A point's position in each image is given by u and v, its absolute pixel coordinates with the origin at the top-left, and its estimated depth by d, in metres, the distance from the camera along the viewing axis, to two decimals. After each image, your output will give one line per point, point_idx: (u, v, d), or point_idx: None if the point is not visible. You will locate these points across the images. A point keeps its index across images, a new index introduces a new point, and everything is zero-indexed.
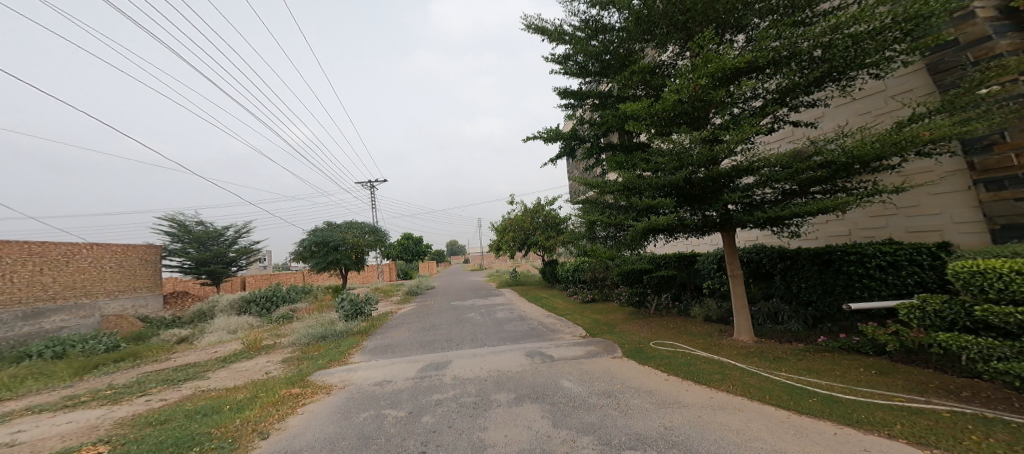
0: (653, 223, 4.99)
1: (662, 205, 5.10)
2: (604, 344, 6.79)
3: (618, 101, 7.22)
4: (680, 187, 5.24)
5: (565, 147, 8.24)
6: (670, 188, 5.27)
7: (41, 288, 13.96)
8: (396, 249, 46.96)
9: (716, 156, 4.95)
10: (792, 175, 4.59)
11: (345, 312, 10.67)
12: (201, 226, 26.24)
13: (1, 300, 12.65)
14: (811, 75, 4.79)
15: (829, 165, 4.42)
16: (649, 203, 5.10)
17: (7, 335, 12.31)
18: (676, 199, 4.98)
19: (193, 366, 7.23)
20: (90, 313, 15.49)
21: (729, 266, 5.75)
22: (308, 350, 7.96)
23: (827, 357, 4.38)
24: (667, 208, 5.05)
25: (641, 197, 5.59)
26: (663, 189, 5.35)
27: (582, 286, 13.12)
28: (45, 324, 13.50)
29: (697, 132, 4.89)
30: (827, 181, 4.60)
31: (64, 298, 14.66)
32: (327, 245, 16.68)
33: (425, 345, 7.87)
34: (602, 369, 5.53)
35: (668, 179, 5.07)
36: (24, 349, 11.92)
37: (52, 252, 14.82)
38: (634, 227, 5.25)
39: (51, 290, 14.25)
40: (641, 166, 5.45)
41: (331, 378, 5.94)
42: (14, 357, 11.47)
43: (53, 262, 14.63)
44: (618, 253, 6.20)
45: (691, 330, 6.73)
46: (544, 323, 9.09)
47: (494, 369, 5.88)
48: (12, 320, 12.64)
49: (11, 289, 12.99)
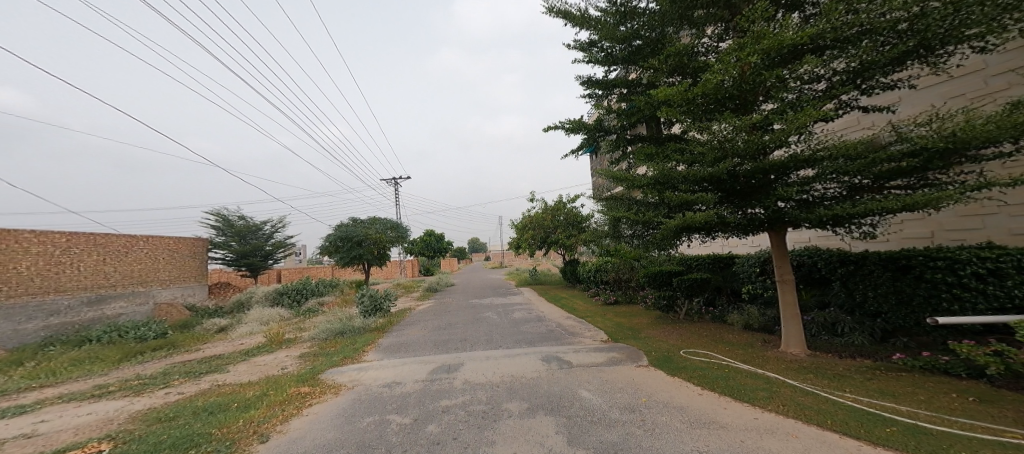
0: (691, 220, 4.41)
1: (701, 200, 4.52)
2: (627, 351, 6.26)
3: (647, 89, 6.59)
4: (722, 181, 4.64)
5: (587, 140, 7.70)
6: (711, 181, 4.67)
7: (103, 277, 15.02)
8: (421, 245, 47.87)
9: (767, 145, 4.33)
10: (866, 166, 3.89)
11: (365, 308, 10.68)
12: (241, 221, 27.60)
13: (69, 286, 13.66)
14: (891, 52, 4.01)
15: (917, 154, 3.68)
16: (686, 198, 4.53)
17: (72, 320, 13.36)
18: (718, 193, 4.39)
19: (216, 358, 7.36)
20: (143, 302, 16.56)
21: (779, 270, 5.10)
22: (325, 346, 7.94)
23: (902, 376, 3.67)
24: (708, 204, 4.46)
25: (675, 191, 5.00)
26: (701, 182, 4.77)
27: (604, 287, 12.54)
28: (105, 310, 14.53)
29: (744, 118, 4.28)
30: (916, 173, 3.83)
31: (122, 287, 15.75)
32: (353, 241, 16.98)
33: (440, 344, 7.63)
34: (625, 379, 5.04)
35: (709, 172, 4.49)
36: (84, 334, 12.86)
37: (114, 243, 15.83)
38: (667, 225, 4.66)
39: (113, 279, 15.39)
40: (676, 158, 4.88)
41: (342, 377, 5.80)
42: (76, 341, 12.41)
43: (114, 252, 15.70)
44: (648, 253, 5.59)
45: (727, 339, 6.07)
46: (564, 325, 8.65)
47: (508, 375, 5.51)
48: (77, 306, 13.69)
49: (77, 277, 13.99)
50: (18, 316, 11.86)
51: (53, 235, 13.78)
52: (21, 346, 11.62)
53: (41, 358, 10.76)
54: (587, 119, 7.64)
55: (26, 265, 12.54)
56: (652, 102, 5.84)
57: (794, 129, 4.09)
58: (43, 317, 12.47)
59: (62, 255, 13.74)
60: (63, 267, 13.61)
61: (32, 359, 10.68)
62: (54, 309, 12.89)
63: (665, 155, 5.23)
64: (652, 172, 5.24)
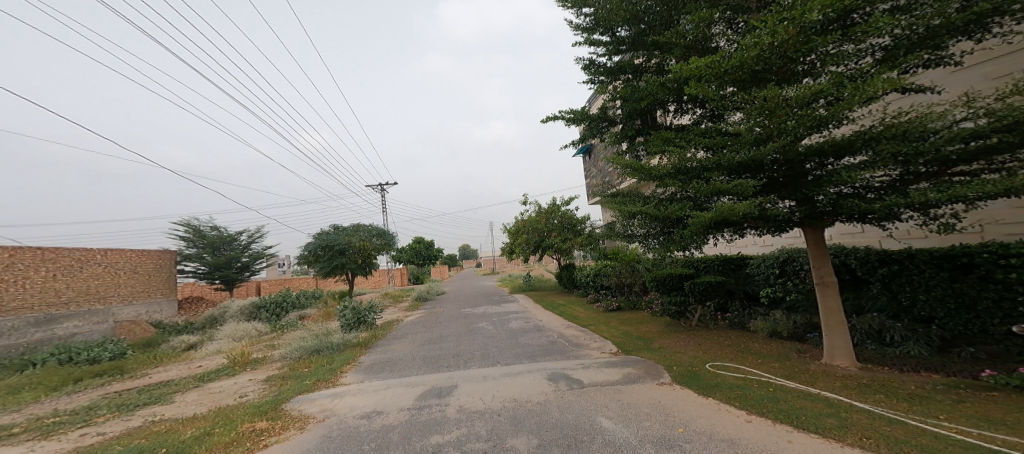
0: (732, 213, 3.65)
1: (740, 189, 3.80)
2: (644, 366, 5.50)
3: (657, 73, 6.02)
4: (758, 167, 3.97)
5: (590, 131, 7.08)
6: (747, 166, 3.97)
7: (54, 294, 13.55)
8: (409, 254, 46.75)
9: (813, 125, 3.59)
10: (945, 145, 3.17)
11: (347, 322, 9.71)
12: (214, 231, 26.01)
13: (13, 305, 12.22)
14: (971, 14, 3.32)
15: (1012, 129, 2.96)
16: (722, 185, 3.80)
17: (17, 342, 11.92)
18: (761, 180, 3.67)
19: (164, 385, 6.27)
20: (103, 320, 15.07)
21: (819, 271, 4.44)
22: (297, 368, 6.94)
23: (999, 399, 3.03)
24: (749, 192, 3.73)
25: (702, 180, 4.29)
26: (734, 170, 4.08)
27: (604, 293, 11.82)
28: (57, 330, 13.05)
29: (801, 89, 3.48)
30: (1004, 153, 3.10)
31: (76, 304, 14.26)
32: (334, 249, 15.89)
33: (428, 362, 6.74)
34: (650, 401, 4.29)
35: (748, 156, 3.78)
36: (29, 357, 11.45)
37: (66, 257, 14.37)
38: (699, 218, 3.91)
39: (64, 296, 13.90)
40: (702, 142, 4.19)
41: (312, 406, 4.86)
42: (18, 365, 11.00)
43: (67, 267, 14.22)
44: (669, 253, 4.85)
45: (755, 349, 5.39)
46: (566, 336, 7.88)
47: (510, 399, 4.68)
48: (23, 326, 12.24)
49: (23, 295, 12.55)
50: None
51: None
52: None
53: None
54: (590, 107, 7.03)
55: None
56: (666, 84, 5.21)
57: (860, 102, 3.34)
58: None
59: (4, 271, 12.31)
60: (6, 284, 12.18)
61: None
62: None
63: (687, 141, 4.53)
64: (674, 160, 4.54)
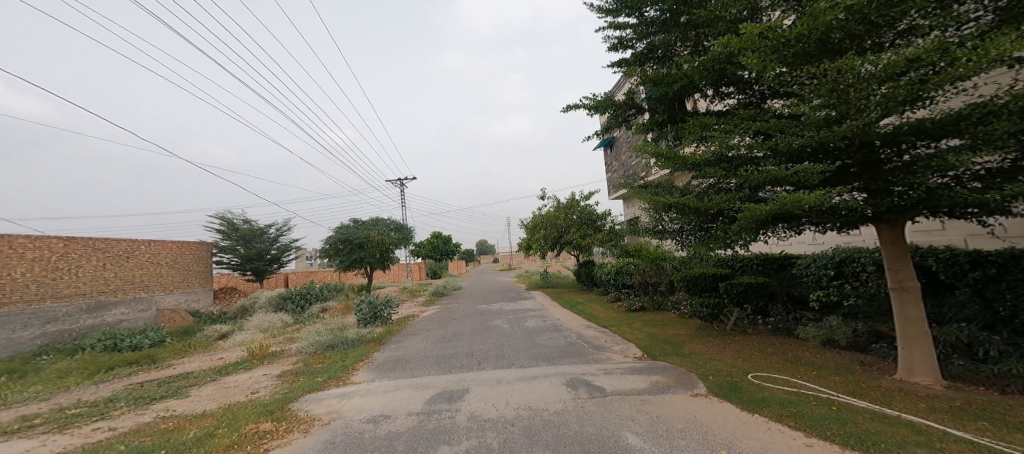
0: (794, 207, 3.12)
1: (803, 179, 3.25)
2: (674, 373, 4.99)
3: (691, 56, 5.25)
4: (826, 151, 3.39)
5: (614, 119, 6.51)
6: (811, 151, 3.40)
7: (103, 283, 14.22)
8: (429, 248, 47.22)
9: (904, 102, 2.97)
10: None
11: (363, 317, 9.64)
12: (245, 224, 26.95)
13: (67, 293, 12.88)
14: None
15: None
16: (781, 173, 3.26)
17: (69, 328, 12.63)
18: (832, 168, 3.11)
19: (182, 378, 6.28)
20: (147, 308, 15.83)
21: (899, 274, 3.82)
22: (311, 363, 6.83)
23: None
24: (815, 182, 3.18)
25: (755, 168, 3.73)
26: (796, 155, 3.50)
27: (626, 292, 11.25)
28: (105, 317, 13.80)
29: (894, 56, 2.82)
30: None
31: (123, 292, 14.94)
32: (354, 243, 15.99)
33: (445, 360, 6.48)
34: (685, 416, 3.81)
35: (815, 139, 3.21)
36: (78, 342, 12.10)
37: (115, 248, 15.07)
38: (751, 211, 3.38)
39: (113, 285, 14.56)
40: (755, 124, 3.61)
41: (318, 407, 4.65)
42: (68, 350, 11.65)
43: (114, 258, 14.92)
44: (709, 251, 4.29)
45: (806, 359, 4.79)
46: (586, 337, 7.43)
47: (525, 407, 4.30)
48: (76, 313, 12.98)
49: (75, 283, 13.20)
50: (12, 323, 11.17)
51: (50, 241, 13.00)
52: (13, 355, 10.90)
53: (31, 368, 10.01)
54: (615, 93, 6.46)
55: (20, 271, 11.78)
56: (707, 65, 4.61)
57: (973, 73, 2.70)
58: (40, 325, 11.79)
59: (60, 260, 12.96)
60: (60, 273, 12.83)
61: (22, 369, 9.94)
62: (51, 316, 12.20)
63: (735, 123, 3.91)
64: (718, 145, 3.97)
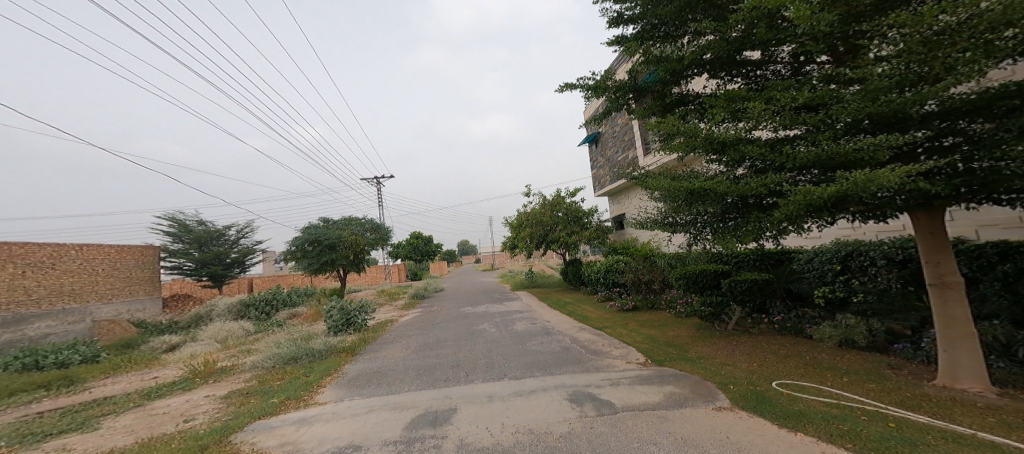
0: (864, 189, 2.56)
1: (870, 156, 2.75)
2: (689, 383, 4.44)
3: (694, 34, 4.84)
4: (889, 122, 2.96)
5: (613, 103, 5.98)
6: (872, 121, 2.95)
7: (24, 292, 12.42)
8: (407, 250, 45.77)
9: (990, 61, 2.56)
10: None
11: (334, 324, 8.66)
12: (201, 226, 24.78)
13: None
14: None
15: None
16: (843, 149, 2.75)
17: None
18: (907, 139, 2.66)
19: (97, 405, 5.15)
20: (81, 319, 13.92)
21: (943, 266, 3.38)
22: (266, 381, 5.83)
23: None
24: (885, 159, 2.69)
25: (798, 147, 3.20)
26: (851, 126, 3.03)
27: (615, 291, 10.80)
28: (29, 331, 11.98)
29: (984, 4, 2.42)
30: None
31: (49, 303, 13.04)
32: (322, 244, 14.74)
33: (425, 372, 5.68)
34: (716, 436, 3.23)
35: (889, 105, 2.74)
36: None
37: (37, 253, 13.16)
38: (801, 194, 2.82)
39: (37, 294, 12.73)
40: (801, 92, 3.09)
41: (269, 439, 3.76)
42: None
43: (37, 264, 13.02)
44: (737, 245, 3.69)
45: (829, 362, 4.36)
46: (581, 341, 6.83)
47: (525, 431, 3.59)
48: None
49: None
50: None
51: None
52: None
53: None
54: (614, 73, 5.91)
55: None
56: (725, 46, 4.23)
57: None
58: None
59: None
60: None
61: None
62: None
63: (771, 92, 3.38)
64: (747, 122, 3.53)
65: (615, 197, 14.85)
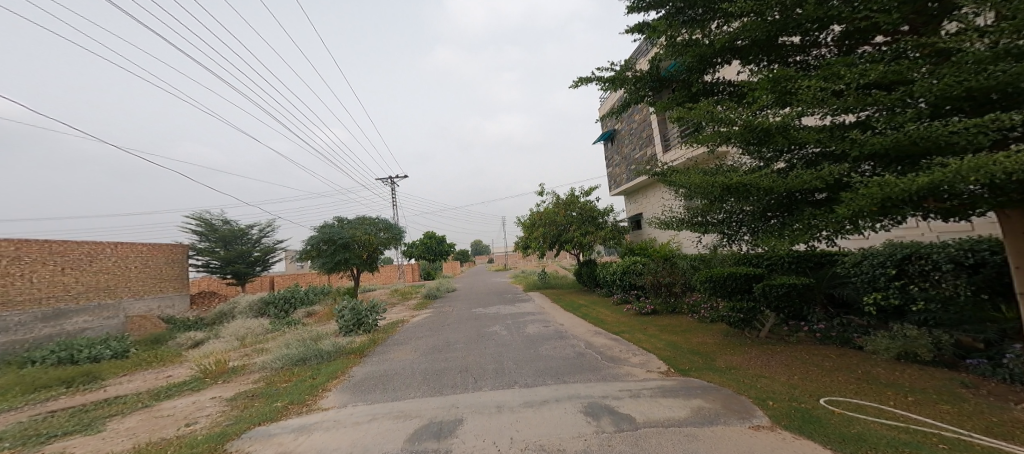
0: (964, 180, 2.10)
1: (968, 141, 2.27)
2: (719, 397, 3.99)
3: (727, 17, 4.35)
4: (993, 100, 2.40)
5: (632, 94, 5.55)
6: (973, 100, 2.42)
7: (63, 288, 12.89)
8: (423, 249, 46.14)
9: None
10: None
11: (345, 324, 8.55)
12: (226, 225, 25.50)
13: (19, 300, 11.60)
14: None
15: None
16: (931, 132, 2.32)
17: (22, 338, 11.29)
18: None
19: (108, 404, 5.11)
20: (115, 315, 14.41)
21: None
22: (274, 382, 5.70)
23: None
24: (988, 144, 2.21)
25: (867, 132, 2.73)
26: (937, 107, 2.53)
27: (632, 293, 10.32)
28: (65, 325, 12.46)
29: None
30: None
31: (86, 298, 13.52)
32: (337, 243, 14.79)
33: (433, 377, 5.41)
34: None
35: (997, 78, 2.21)
36: (27, 354, 10.71)
37: (75, 251, 13.65)
38: (874, 187, 2.38)
39: (75, 290, 13.22)
40: (875, 66, 2.62)
41: (266, 448, 3.55)
42: (16, 363, 10.28)
43: (75, 261, 13.49)
44: (788, 248, 3.18)
45: (885, 379, 3.84)
46: (597, 346, 6.43)
47: (535, 447, 3.26)
48: (30, 321, 11.61)
49: (30, 290, 11.92)
50: None
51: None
52: None
53: None
54: (632, 62, 5.46)
55: None
56: (761, 28, 3.75)
57: None
58: None
59: (10, 266, 11.65)
60: (10, 279, 11.52)
61: None
62: None
63: (830, 68, 2.88)
64: (797, 106, 3.04)
65: (632, 196, 14.27)
